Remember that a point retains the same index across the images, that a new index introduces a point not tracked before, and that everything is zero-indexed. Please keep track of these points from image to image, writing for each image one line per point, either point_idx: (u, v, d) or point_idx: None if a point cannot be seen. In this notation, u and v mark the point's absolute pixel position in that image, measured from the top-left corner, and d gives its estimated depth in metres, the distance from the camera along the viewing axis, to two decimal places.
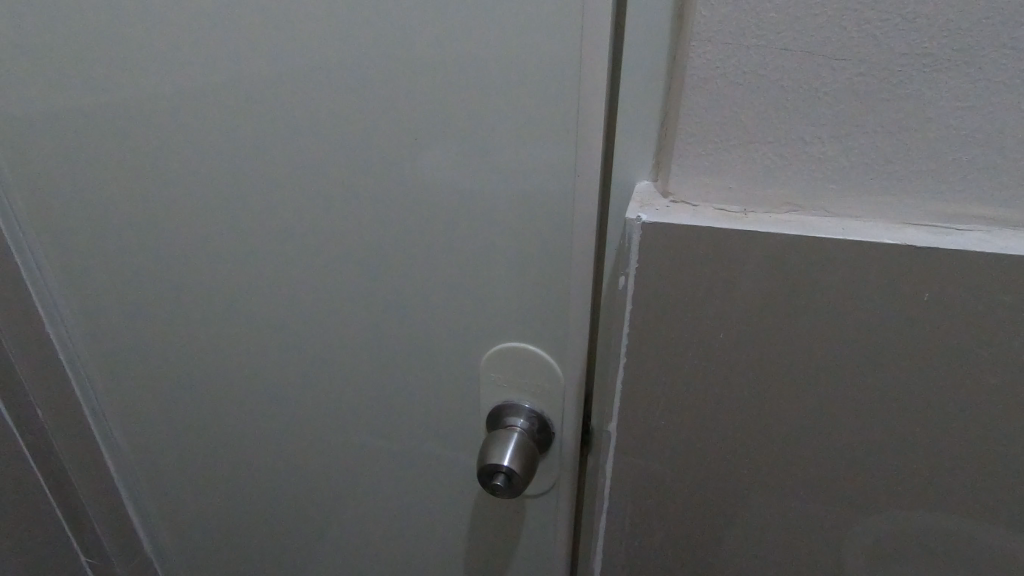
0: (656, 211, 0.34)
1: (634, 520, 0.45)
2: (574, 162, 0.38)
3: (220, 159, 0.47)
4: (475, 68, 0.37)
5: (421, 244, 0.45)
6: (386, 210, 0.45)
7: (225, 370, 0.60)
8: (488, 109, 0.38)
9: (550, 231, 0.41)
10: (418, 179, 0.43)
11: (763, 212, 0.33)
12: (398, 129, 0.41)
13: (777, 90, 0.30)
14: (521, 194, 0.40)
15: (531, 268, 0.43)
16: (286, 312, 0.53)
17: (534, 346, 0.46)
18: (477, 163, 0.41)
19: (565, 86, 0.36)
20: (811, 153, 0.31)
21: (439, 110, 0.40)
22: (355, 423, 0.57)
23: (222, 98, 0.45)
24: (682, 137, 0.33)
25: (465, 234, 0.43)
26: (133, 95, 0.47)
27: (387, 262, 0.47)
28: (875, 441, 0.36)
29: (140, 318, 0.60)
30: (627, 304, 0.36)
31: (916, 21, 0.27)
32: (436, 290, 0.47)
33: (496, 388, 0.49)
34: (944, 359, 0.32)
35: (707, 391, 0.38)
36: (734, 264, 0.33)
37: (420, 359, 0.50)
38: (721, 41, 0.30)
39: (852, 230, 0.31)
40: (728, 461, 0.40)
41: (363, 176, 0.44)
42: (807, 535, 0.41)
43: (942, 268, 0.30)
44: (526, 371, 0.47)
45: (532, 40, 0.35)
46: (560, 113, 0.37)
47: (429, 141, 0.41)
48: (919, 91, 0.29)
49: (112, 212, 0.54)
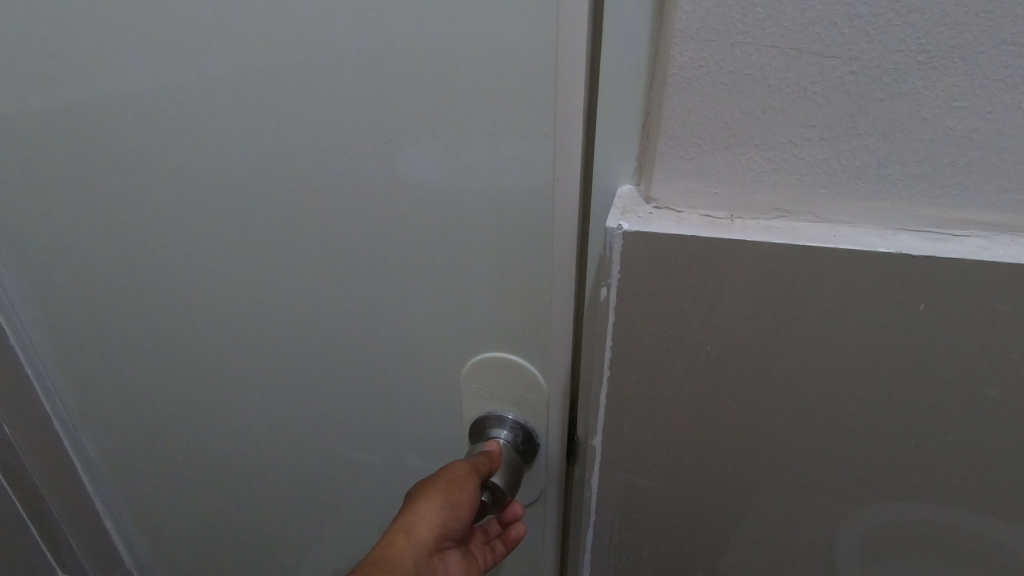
0: (638, 218, 0.32)
1: (624, 532, 0.44)
2: (553, 164, 0.36)
3: (182, 163, 0.45)
4: (449, 64, 0.35)
5: (397, 251, 0.43)
6: (360, 213, 0.42)
7: (199, 381, 0.57)
8: (463, 109, 0.36)
9: (530, 238, 0.39)
10: (394, 180, 0.40)
11: (750, 218, 0.32)
12: (369, 131, 0.39)
13: (763, 90, 0.28)
14: (499, 198, 0.38)
15: (512, 277, 0.41)
16: (260, 323, 0.51)
17: (517, 357, 0.44)
18: (453, 164, 0.38)
19: (541, 86, 0.34)
20: (801, 156, 0.30)
21: (414, 108, 0.37)
22: (337, 436, 0.55)
23: (181, 97, 0.42)
24: (665, 139, 0.31)
25: (443, 237, 0.41)
26: (84, 94, 0.44)
27: (363, 269, 0.45)
28: (869, 448, 0.35)
29: (108, 329, 0.57)
30: (610, 317, 0.34)
31: (911, 16, 0.26)
32: (415, 295, 0.44)
33: (478, 400, 0.47)
34: (939, 367, 0.31)
35: (694, 402, 0.36)
36: (722, 273, 0.31)
37: (401, 368, 0.48)
38: (704, 39, 0.28)
39: (843, 237, 0.30)
40: (718, 471, 0.38)
41: (335, 179, 0.41)
42: (802, 540, 0.40)
43: (938, 277, 0.29)
44: (508, 381, 0.46)
45: (507, 35, 0.33)
46: (537, 112, 0.35)
47: (404, 140, 0.39)
48: (913, 90, 0.27)
49: (72, 220, 0.51)
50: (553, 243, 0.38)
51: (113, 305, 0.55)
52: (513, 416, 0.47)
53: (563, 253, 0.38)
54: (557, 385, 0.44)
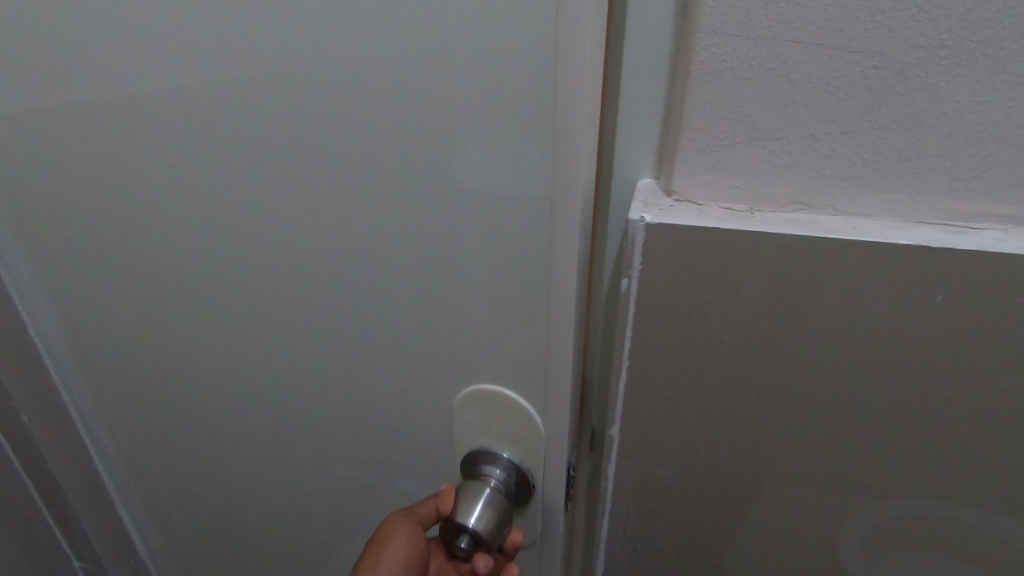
0: (660, 210, 0.33)
1: (638, 522, 0.44)
2: (552, 183, 0.34)
3: (197, 164, 0.45)
4: (462, 73, 0.34)
5: (416, 262, 0.41)
6: (394, 224, 0.41)
7: (216, 379, 0.57)
8: (465, 129, 0.35)
9: (529, 258, 0.37)
10: (443, 192, 0.38)
11: (770, 210, 0.32)
12: (409, 141, 0.37)
13: (785, 84, 0.29)
14: (497, 223, 0.37)
15: (508, 304, 0.40)
16: (275, 325, 0.50)
17: (510, 392, 0.44)
18: (483, 179, 0.36)
19: (542, 98, 0.32)
20: (822, 150, 0.30)
21: (453, 119, 0.35)
22: (345, 439, 0.55)
23: (195, 101, 0.42)
24: (686, 133, 0.32)
25: (459, 251, 0.40)
26: (103, 93, 0.44)
27: (396, 281, 0.43)
28: (883, 439, 0.35)
29: (126, 326, 0.58)
30: (630, 307, 0.35)
31: (933, 11, 0.26)
32: (431, 309, 0.43)
33: (472, 434, 0.46)
34: (955, 359, 0.31)
35: (710, 393, 0.37)
36: (742, 265, 0.32)
37: (412, 380, 0.47)
38: (728, 34, 0.28)
39: (863, 230, 0.30)
40: (733, 461, 0.39)
41: (375, 189, 0.40)
42: (814, 530, 0.40)
43: (956, 269, 0.29)
44: (503, 415, 0.45)
45: (513, 43, 0.32)
46: (540, 126, 0.33)
47: (450, 152, 0.37)
48: (934, 85, 0.28)
49: (94, 219, 0.52)
50: (553, 264, 0.37)
51: (128, 302, 0.56)
52: (508, 455, 0.46)
53: (563, 277, 0.37)
54: (554, 419, 0.43)
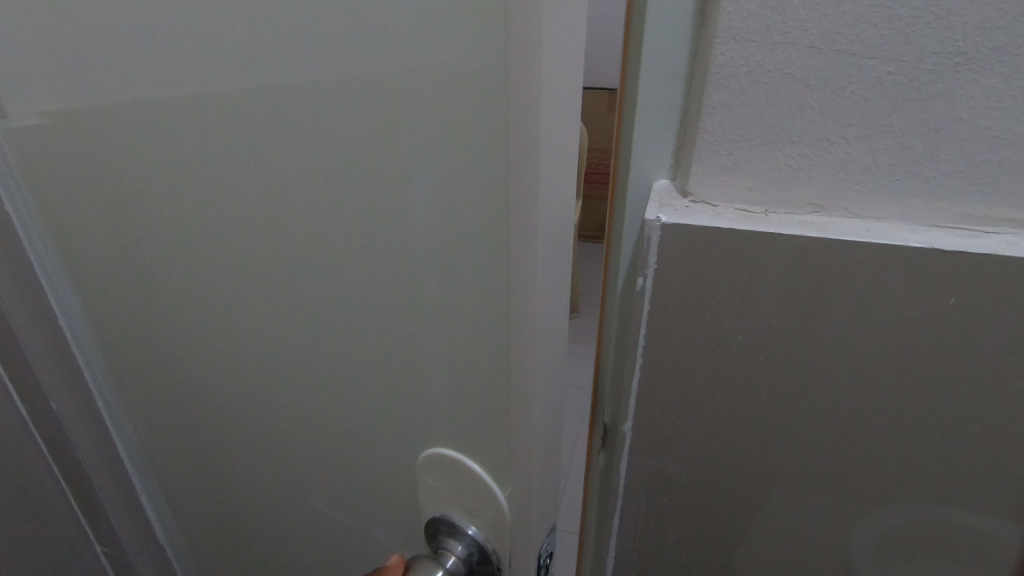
0: (675, 211, 0.33)
1: (649, 519, 0.45)
2: (508, 233, 0.27)
3: (162, 174, 0.40)
4: (409, 90, 0.27)
5: (372, 309, 0.36)
6: (346, 263, 0.35)
7: (199, 408, 0.54)
8: (413, 160, 0.29)
9: (489, 317, 0.31)
10: (395, 231, 0.32)
11: (784, 212, 0.33)
12: (353, 169, 0.31)
13: (802, 89, 0.29)
14: (459, 269, 0.30)
15: (471, 366, 0.33)
16: (245, 359, 0.46)
17: (475, 465, 0.37)
18: (431, 217, 0.30)
19: (494, 127, 0.26)
20: (837, 153, 0.31)
21: (390, 146, 0.29)
22: (324, 485, 0.49)
23: (156, 106, 0.37)
24: (703, 135, 0.33)
25: (417, 303, 0.33)
26: (74, 104, 0.40)
27: (354, 327, 0.37)
28: (894, 441, 0.35)
29: (117, 345, 0.55)
30: (645, 305, 0.36)
31: (950, 19, 0.27)
32: (389, 360, 0.37)
33: (434, 498, 0.40)
34: (967, 362, 0.32)
35: (722, 392, 0.37)
36: (756, 266, 0.32)
37: (378, 434, 0.42)
38: (746, 39, 0.29)
39: (877, 232, 0.31)
40: (745, 459, 0.40)
41: (327, 223, 0.34)
42: (826, 531, 0.40)
43: (969, 273, 0.30)
44: (466, 486, 0.38)
45: (462, 56, 0.25)
46: (492, 162, 0.26)
47: (398, 187, 0.30)
48: (950, 91, 0.28)
49: (78, 237, 0.49)
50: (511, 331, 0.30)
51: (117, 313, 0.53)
52: (473, 531, 0.40)
53: (522, 348, 0.30)
54: (519, 506, 0.35)
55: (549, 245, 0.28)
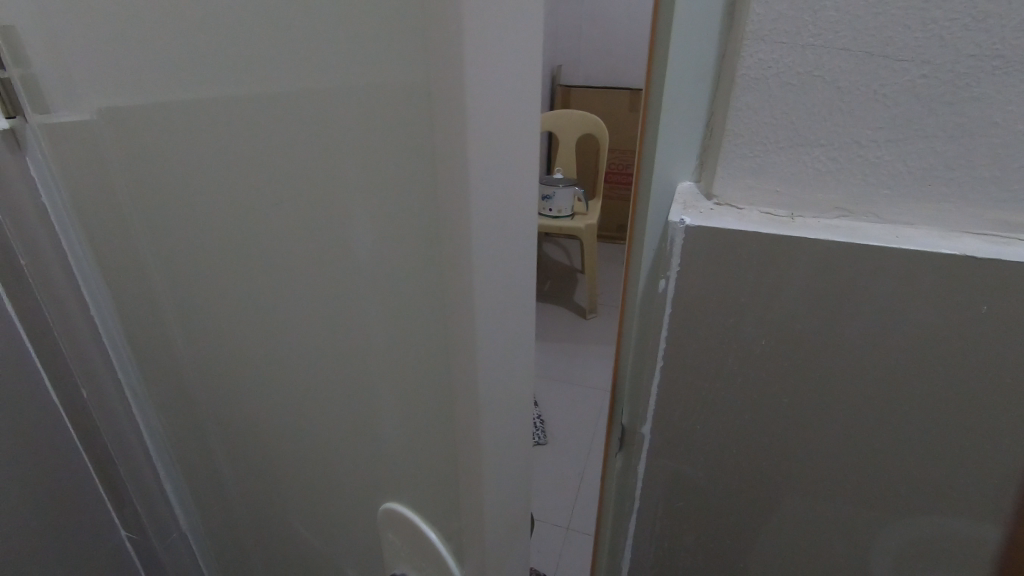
0: (699, 213, 0.33)
1: (666, 522, 0.45)
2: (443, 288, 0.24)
3: (155, 181, 0.38)
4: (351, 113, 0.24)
5: (337, 343, 0.33)
6: (309, 293, 0.32)
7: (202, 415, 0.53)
8: (357, 192, 0.26)
9: (435, 372, 0.27)
10: (350, 266, 0.29)
11: (811, 216, 0.32)
12: (308, 194, 0.28)
13: (832, 91, 0.29)
14: (406, 304, 0.27)
15: (422, 415, 0.30)
16: (235, 373, 0.44)
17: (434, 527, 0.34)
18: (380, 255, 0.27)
19: (424, 169, 0.22)
20: (867, 157, 0.30)
21: (340, 175, 0.26)
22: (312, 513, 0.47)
23: (144, 111, 0.35)
24: (729, 137, 0.32)
25: (373, 344, 0.30)
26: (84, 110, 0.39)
27: (321, 360, 0.35)
28: (918, 451, 0.35)
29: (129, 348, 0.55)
30: (667, 307, 0.36)
31: (987, 21, 0.26)
32: (356, 398, 0.34)
33: (394, 552, 0.39)
34: (997, 373, 0.31)
35: (743, 396, 0.37)
36: (780, 270, 0.32)
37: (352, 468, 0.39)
38: (775, 40, 0.29)
39: (906, 238, 0.30)
40: (764, 464, 0.39)
41: (289, 249, 0.31)
42: (846, 540, 0.40)
43: (1002, 281, 0.29)
44: (423, 544, 0.36)
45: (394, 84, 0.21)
46: (428, 204, 0.23)
47: (348, 219, 0.27)
48: (986, 95, 0.27)
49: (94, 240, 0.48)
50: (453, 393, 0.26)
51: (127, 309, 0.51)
52: None
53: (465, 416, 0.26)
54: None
55: (497, 294, 0.24)
